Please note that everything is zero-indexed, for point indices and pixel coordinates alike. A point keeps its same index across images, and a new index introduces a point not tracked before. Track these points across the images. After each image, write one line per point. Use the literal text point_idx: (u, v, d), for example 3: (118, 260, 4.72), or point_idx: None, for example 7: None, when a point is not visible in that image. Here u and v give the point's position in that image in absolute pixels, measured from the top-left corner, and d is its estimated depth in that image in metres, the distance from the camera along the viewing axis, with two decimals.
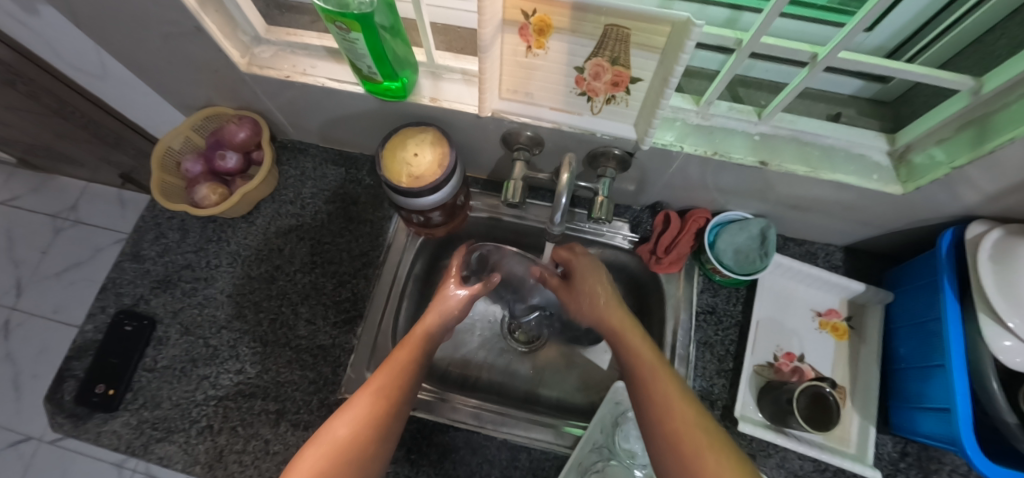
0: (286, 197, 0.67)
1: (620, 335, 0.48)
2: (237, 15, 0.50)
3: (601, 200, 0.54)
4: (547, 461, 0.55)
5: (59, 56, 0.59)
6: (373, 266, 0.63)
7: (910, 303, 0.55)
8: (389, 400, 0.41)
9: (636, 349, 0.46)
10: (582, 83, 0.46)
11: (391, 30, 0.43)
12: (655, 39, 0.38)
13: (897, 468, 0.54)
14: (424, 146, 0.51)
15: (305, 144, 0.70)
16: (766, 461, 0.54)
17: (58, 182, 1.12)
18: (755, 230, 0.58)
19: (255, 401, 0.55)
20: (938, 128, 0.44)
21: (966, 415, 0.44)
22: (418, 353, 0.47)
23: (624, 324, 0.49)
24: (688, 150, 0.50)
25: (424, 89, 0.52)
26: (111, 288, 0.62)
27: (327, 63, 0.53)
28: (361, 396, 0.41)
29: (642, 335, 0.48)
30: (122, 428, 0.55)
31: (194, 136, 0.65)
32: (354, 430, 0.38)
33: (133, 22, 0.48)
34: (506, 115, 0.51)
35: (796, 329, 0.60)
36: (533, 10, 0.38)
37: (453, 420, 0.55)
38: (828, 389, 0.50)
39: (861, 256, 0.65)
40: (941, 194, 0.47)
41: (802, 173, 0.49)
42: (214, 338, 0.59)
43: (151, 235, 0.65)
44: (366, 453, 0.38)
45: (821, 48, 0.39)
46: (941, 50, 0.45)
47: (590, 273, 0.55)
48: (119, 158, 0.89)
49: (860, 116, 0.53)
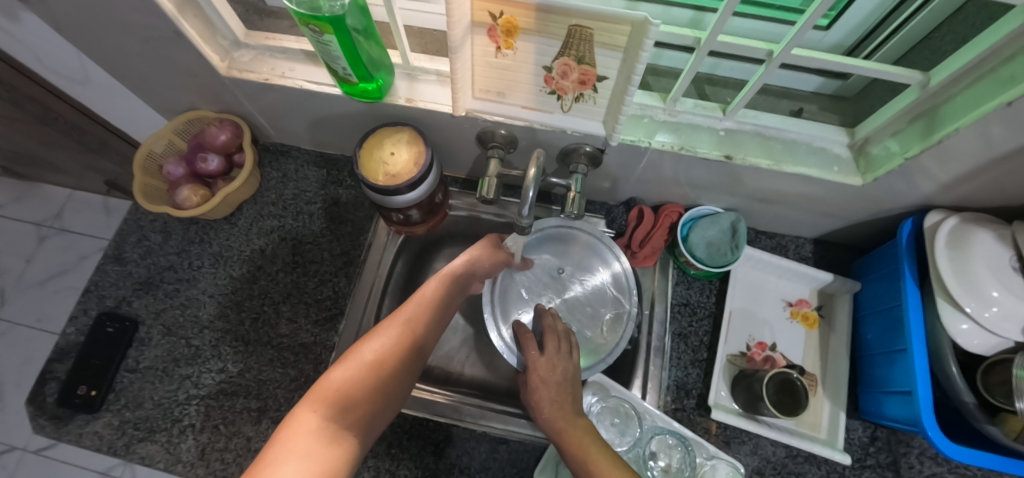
0: (268, 199, 0.68)
1: (581, 458, 0.41)
2: (217, 21, 0.51)
3: (573, 195, 0.55)
4: (525, 452, 0.56)
5: (40, 62, 0.60)
6: (355, 265, 0.64)
7: (876, 292, 0.57)
8: (413, 335, 0.44)
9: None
10: (551, 82, 0.47)
11: (364, 32, 0.44)
12: (617, 39, 0.40)
13: (868, 452, 0.56)
14: (399, 145, 0.52)
15: (287, 146, 0.71)
16: (739, 448, 0.55)
17: (43, 191, 1.12)
18: (725, 223, 0.60)
19: (237, 399, 0.56)
20: (891, 121, 0.46)
21: (927, 397, 0.45)
22: (440, 293, 0.49)
23: (588, 450, 0.42)
24: (656, 145, 0.51)
25: (400, 90, 0.54)
26: (94, 291, 0.63)
27: (305, 66, 0.54)
28: (386, 328, 0.44)
29: (604, 450, 0.42)
30: (104, 429, 0.55)
31: (177, 140, 0.66)
32: (379, 356, 0.41)
33: (114, 28, 0.49)
34: (480, 114, 0.53)
35: (768, 319, 0.62)
36: (500, 12, 0.40)
37: (434, 414, 0.56)
38: (795, 375, 0.52)
39: (830, 248, 0.67)
40: (898, 184, 0.49)
41: (765, 165, 0.50)
42: (197, 338, 0.59)
43: (133, 238, 0.66)
44: (389, 378, 0.41)
45: (776, 45, 0.40)
46: (894, 46, 0.47)
47: (548, 390, 0.48)
48: (102, 165, 0.89)
49: (822, 111, 0.55)
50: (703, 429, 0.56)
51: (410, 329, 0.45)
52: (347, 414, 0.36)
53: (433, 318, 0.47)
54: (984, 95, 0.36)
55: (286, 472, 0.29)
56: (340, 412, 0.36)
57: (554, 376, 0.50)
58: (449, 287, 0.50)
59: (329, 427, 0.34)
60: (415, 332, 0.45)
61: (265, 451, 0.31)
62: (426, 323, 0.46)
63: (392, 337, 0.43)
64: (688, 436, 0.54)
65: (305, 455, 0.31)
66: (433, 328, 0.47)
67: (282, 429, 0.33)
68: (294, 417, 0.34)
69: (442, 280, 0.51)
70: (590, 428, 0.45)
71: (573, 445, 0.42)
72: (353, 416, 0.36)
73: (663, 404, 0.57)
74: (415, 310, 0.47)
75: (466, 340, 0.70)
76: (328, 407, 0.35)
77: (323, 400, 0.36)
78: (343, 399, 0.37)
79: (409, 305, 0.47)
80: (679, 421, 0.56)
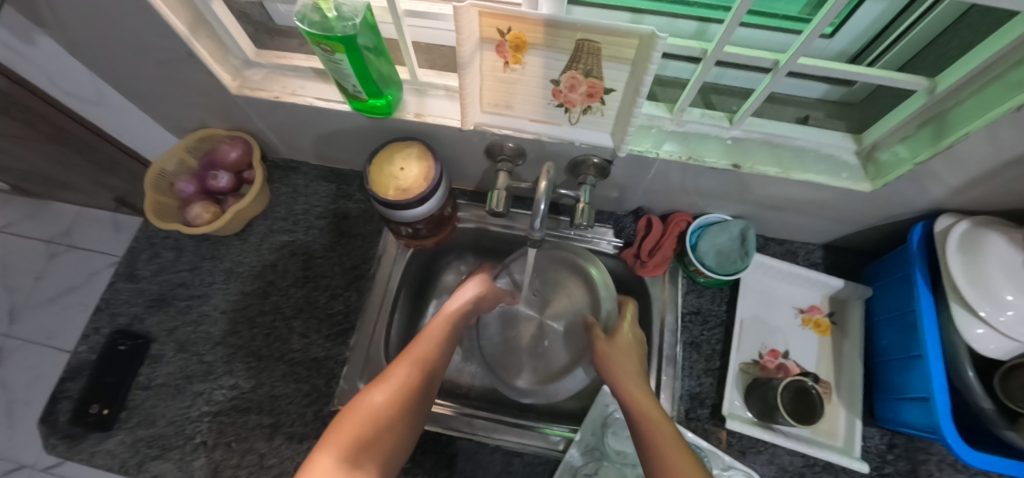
0: (278, 214, 0.68)
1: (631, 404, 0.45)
2: (228, 41, 0.52)
3: (582, 207, 0.56)
4: (540, 465, 0.56)
5: (53, 84, 0.61)
6: (365, 278, 0.64)
7: (889, 297, 0.56)
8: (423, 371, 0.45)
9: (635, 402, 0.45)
10: (559, 95, 0.48)
11: (374, 50, 0.45)
12: (624, 52, 0.41)
13: (885, 459, 0.55)
14: (409, 160, 0.53)
15: (296, 162, 0.72)
16: (756, 458, 0.55)
17: (53, 208, 1.12)
18: (735, 231, 0.60)
19: (250, 416, 0.56)
20: (900, 126, 0.46)
21: (944, 403, 0.45)
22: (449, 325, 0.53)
23: (627, 377, 0.49)
24: (664, 155, 0.52)
25: (409, 105, 0.54)
26: (106, 308, 0.63)
27: (315, 84, 0.55)
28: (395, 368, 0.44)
29: (643, 386, 0.47)
30: (117, 447, 0.55)
31: (188, 157, 0.66)
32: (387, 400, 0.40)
33: (129, 49, 0.50)
34: (488, 128, 0.53)
35: (780, 326, 0.62)
36: (508, 28, 0.41)
37: (447, 428, 0.56)
38: (809, 383, 0.52)
39: (839, 253, 0.67)
40: (908, 189, 0.49)
41: (774, 173, 0.50)
42: (209, 354, 0.60)
43: (145, 255, 0.66)
44: (396, 415, 0.40)
45: (782, 55, 0.41)
46: (901, 52, 0.48)
47: (618, 351, 0.54)
48: (114, 181, 0.90)
49: (828, 118, 0.56)
50: (717, 439, 0.55)
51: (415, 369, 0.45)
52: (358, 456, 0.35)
53: (431, 362, 0.47)
54: (994, 100, 0.36)
55: None
56: (357, 455, 0.35)
57: (630, 350, 0.55)
58: (454, 326, 0.53)
59: (344, 464, 0.33)
60: (423, 368, 0.45)
61: None
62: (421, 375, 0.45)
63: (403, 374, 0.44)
64: (703, 447, 0.54)
65: None
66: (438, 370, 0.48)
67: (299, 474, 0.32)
68: (312, 460, 0.33)
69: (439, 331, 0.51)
70: (638, 372, 0.50)
71: (629, 387, 0.47)
72: (368, 462, 0.36)
73: (677, 414, 0.57)
74: (417, 351, 0.47)
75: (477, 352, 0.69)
76: (344, 449, 0.35)
77: (337, 445, 0.35)
78: (357, 444, 0.36)
79: (415, 346, 0.48)
80: (694, 430, 0.56)
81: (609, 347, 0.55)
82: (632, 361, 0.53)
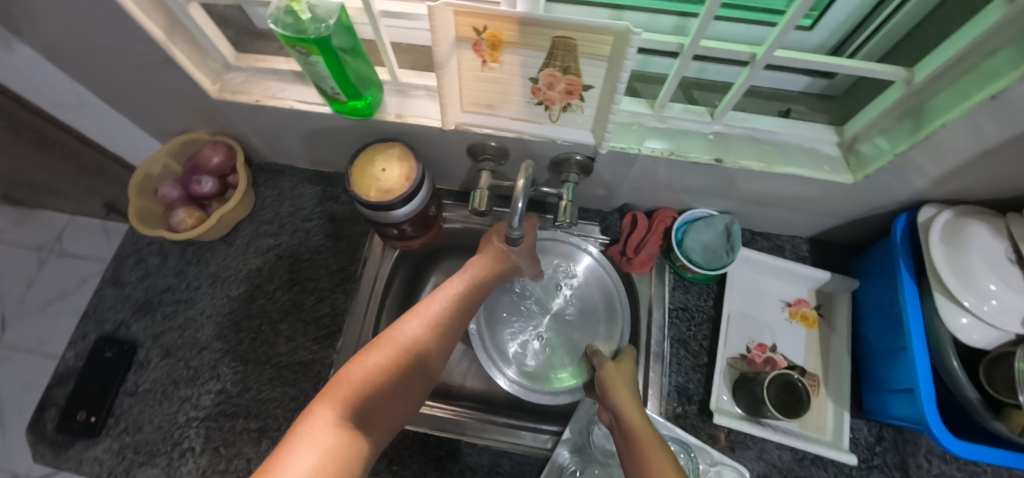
0: (264, 217, 0.68)
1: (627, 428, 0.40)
2: (207, 45, 0.52)
3: (565, 204, 0.55)
4: (528, 464, 0.55)
5: (34, 91, 0.60)
6: (352, 280, 0.64)
7: (875, 289, 0.56)
8: (442, 327, 0.41)
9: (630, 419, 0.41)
10: (539, 93, 0.47)
11: (351, 51, 0.45)
12: (601, 48, 0.40)
13: (874, 452, 0.55)
14: (391, 161, 0.52)
15: (281, 166, 0.72)
16: (744, 453, 0.55)
17: (42, 216, 1.12)
18: (720, 226, 0.60)
19: (237, 420, 0.56)
20: (881, 117, 0.46)
21: (929, 394, 0.45)
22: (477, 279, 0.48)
23: (621, 395, 0.45)
24: (646, 151, 0.51)
25: (390, 106, 0.54)
26: (93, 315, 0.63)
27: (295, 86, 0.55)
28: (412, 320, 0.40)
29: (634, 401, 0.44)
30: (104, 454, 0.55)
31: (172, 162, 0.66)
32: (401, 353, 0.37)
33: (107, 54, 0.50)
34: (470, 127, 0.53)
35: (768, 321, 0.61)
36: (484, 27, 0.41)
37: (436, 429, 0.56)
38: (796, 376, 0.52)
39: (826, 246, 0.67)
40: (890, 181, 0.48)
41: (756, 168, 0.50)
42: (195, 359, 0.59)
43: (131, 261, 0.66)
44: (412, 369, 0.37)
45: (759, 48, 0.41)
46: (878, 45, 0.47)
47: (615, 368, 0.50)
48: (102, 188, 0.90)
49: (811, 111, 0.56)
50: (706, 436, 0.55)
51: (435, 324, 0.41)
52: (366, 409, 0.32)
53: (454, 318, 0.43)
54: (971, 89, 0.36)
55: (296, 461, 0.26)
56: (362, 410, 0.32)
57: (624, 377, 0.49)
58: (482, 279, 0.49)
59: (347, 420, 0.30)
60: (439, 324, 0.41)
61: (278, 448, 0.27)
62: (439, 331, 0.41)
63: (419, 330, 0.40)
64: (691, 442, 0.53)
65: (323, 448, 0.27)
66: (459, 327, 0.44)
67: (300, 423, 0.30)
68: (312, 412, 0.31)
69: (463, 285, 0.46)
70: (631, 392, 0.46)
71: (629, 412, 0.42)
72: (373, 418, 0.33)
73: (665, 410, 0.56)
74: (433, 307, 0.43)
75: (466, 353, 0.69)
76: (350, 401, 0.32)
77: (344, 396, 0.32)
78: (364, 399, 0.33)
79: (434, 299, 0.44)
80: (682, 427, 0.56)
81: (611, 368, 0.50)
82: (629, 383, 0.48)
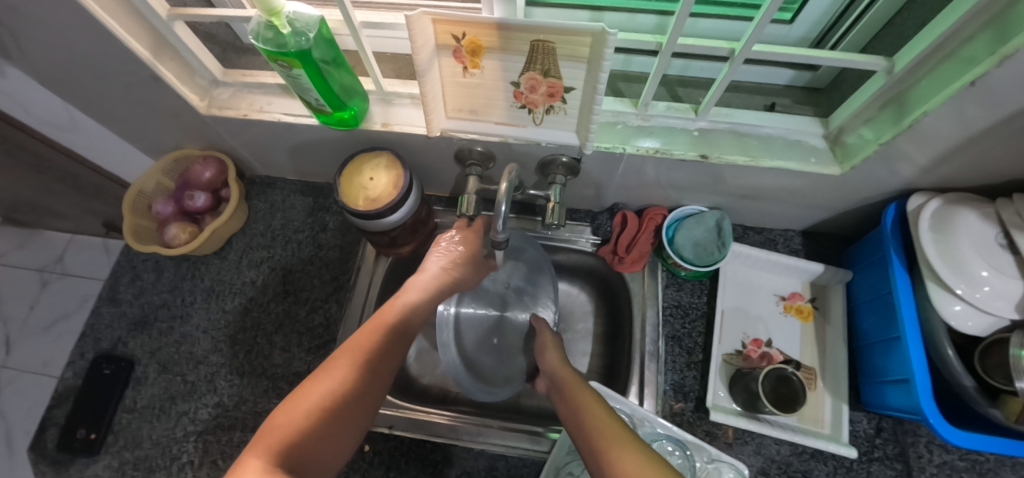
0: (257, 230, 0.69)
1: (566, 387, 0.46)
2: (193, 62, 0.52)
3: (553, 206, 0.56)
4: (525, 467, 0.55)
5: (28, 114, 0.61)
6: (345, 290, 0.64)
7: (868, 279, 0.56)
8: (390, 339, 0.40)
9: (566, 382, 0.47)
10: (521, 97, 0.48)
11: (333, 63, 0.45)
12: (579, 50, 0.41)
13: (874, 444, 0.54)
14: (379, 170, 0.53)
15: (273, 178, 0.72)
16: (742, 449, 0.54)
17: (44, 237, 1.13)
18: (711, 222, 0.60)
19: (235, 433, 0.56)
20: (864, 107, 0.45)
21: (924, 384, 0.44)
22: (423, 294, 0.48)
23: (559, 365, 0.52)
24: (631, 150, 0.51)
25: (376, 116, 0.54)
26: (90, 334, 0.63)
27: (282, 99, 0.55)
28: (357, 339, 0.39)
29: (565, 363, 0.52)
30: (104, 471, 0.55)
31: (165, 179, 0.67)
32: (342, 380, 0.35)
33: (96, 75, 0.50)
34: (455, 134, 0.53)
35: (763, 315, 0.61)
36: (463, 34, 0.41)
37: (431, 434, 0.56)
38: (790, 370, 0.52)
39: (819, 238, 0.67)
40: (878, 170, 0.48)
41: (742, 162, 0.50)
42: (192, 374, 0.60)
43: (126, 278, 0.67)
44: (360, 389, 0.35)
45: (738, 43, 0.41)
46: (859, 35, 0.48)
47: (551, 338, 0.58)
48: (100, 207, 0.91)
49: (796, 104, 0.56)
50: (703, 433, 0.55)
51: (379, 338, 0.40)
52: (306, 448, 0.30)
53: (398, 334, 0.42)
54: (950, 75, 0.36)
55: None
56: (292, 462, 0.28)
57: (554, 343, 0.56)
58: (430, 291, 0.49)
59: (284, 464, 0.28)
60: (383, 341, 0.40)
61: None
62: (385, 347, 0.40)
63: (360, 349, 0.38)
64: (687, 439, 0.53)
65: None
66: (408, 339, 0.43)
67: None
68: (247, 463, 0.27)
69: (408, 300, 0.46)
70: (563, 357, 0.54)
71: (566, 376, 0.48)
72: (305, 471, 0.29)
73: (662, 409, 0.56)
74: (366, 333, 0.40)
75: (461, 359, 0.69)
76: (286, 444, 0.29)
77: (279, 438, 0.29)
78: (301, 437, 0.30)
79: (379, 316, 0.43)
80: (679, 425, 0.56)
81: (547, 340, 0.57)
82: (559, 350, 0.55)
